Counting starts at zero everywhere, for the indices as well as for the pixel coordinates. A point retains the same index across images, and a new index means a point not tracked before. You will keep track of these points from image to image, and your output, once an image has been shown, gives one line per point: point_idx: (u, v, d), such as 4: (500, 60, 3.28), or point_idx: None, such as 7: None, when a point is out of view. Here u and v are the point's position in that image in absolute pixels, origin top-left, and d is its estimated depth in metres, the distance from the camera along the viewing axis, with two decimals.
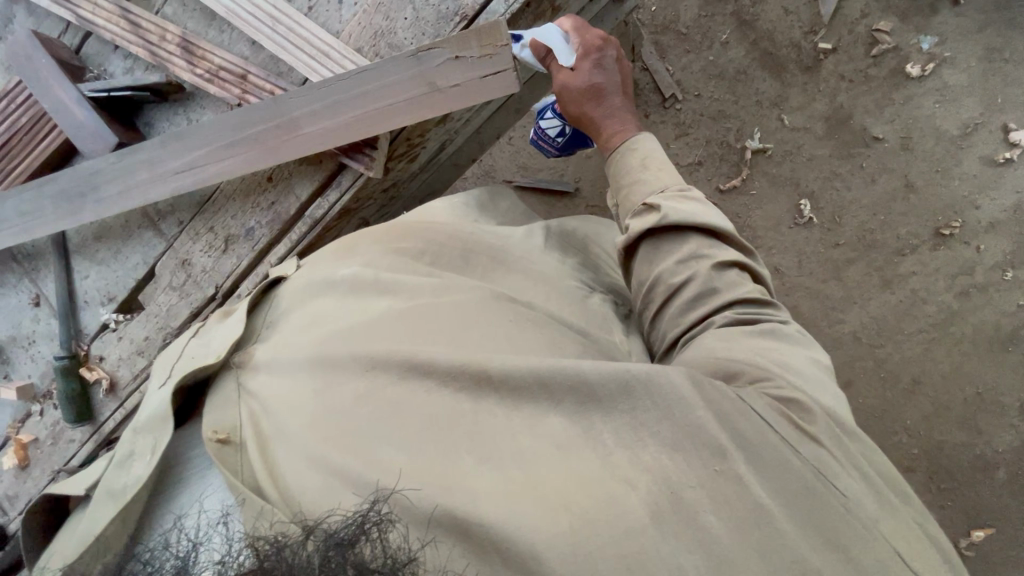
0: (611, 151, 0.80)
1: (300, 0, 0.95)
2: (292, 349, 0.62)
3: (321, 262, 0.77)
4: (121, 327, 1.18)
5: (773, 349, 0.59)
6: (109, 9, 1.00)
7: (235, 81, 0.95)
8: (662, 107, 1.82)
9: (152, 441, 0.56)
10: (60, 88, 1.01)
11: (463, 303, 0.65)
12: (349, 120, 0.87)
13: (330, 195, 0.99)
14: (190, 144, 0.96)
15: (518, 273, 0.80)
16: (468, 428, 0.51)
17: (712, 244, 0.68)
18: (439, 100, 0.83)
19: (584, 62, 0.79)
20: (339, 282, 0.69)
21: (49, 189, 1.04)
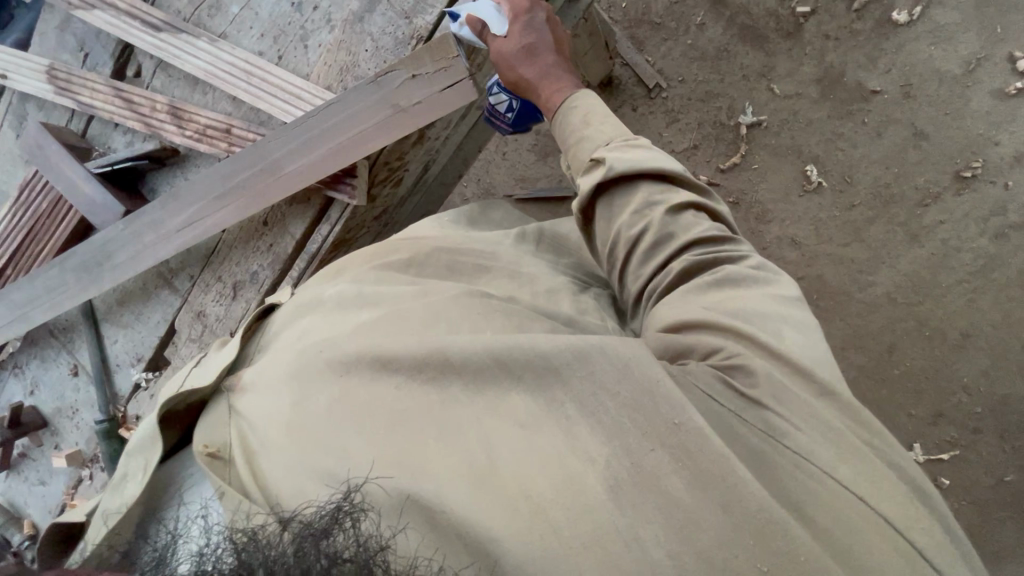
0: (553, 110, 0.81)
1: (270, 51, 1.01)
2: (277, 368, 0.67)
3: (309, 285, 0.81)
4: (152, 385, 1.25)
5: (733, 296, 0.63)
6: (105, 92, 1.09)
7: (221, 135, 1.01)
8: (648, 98, 1.82)
9: (143, 462, 0.65)
10: (70, 169, 1.10)
11: (434, 302, 0.69)
12: (322, 154, 0.92)
13: (322, 229, 1.03)
14: (185, 202, 1.02)
15: (504, 276, 0.81)
16: (437, 417, 0.55)
17: (665, 190, 0.71)
18: (408, 119, 0.87)
19: (514, 26, 0.83)
20: (324, 300, 0.74)
21: (70, 262, 1.12)
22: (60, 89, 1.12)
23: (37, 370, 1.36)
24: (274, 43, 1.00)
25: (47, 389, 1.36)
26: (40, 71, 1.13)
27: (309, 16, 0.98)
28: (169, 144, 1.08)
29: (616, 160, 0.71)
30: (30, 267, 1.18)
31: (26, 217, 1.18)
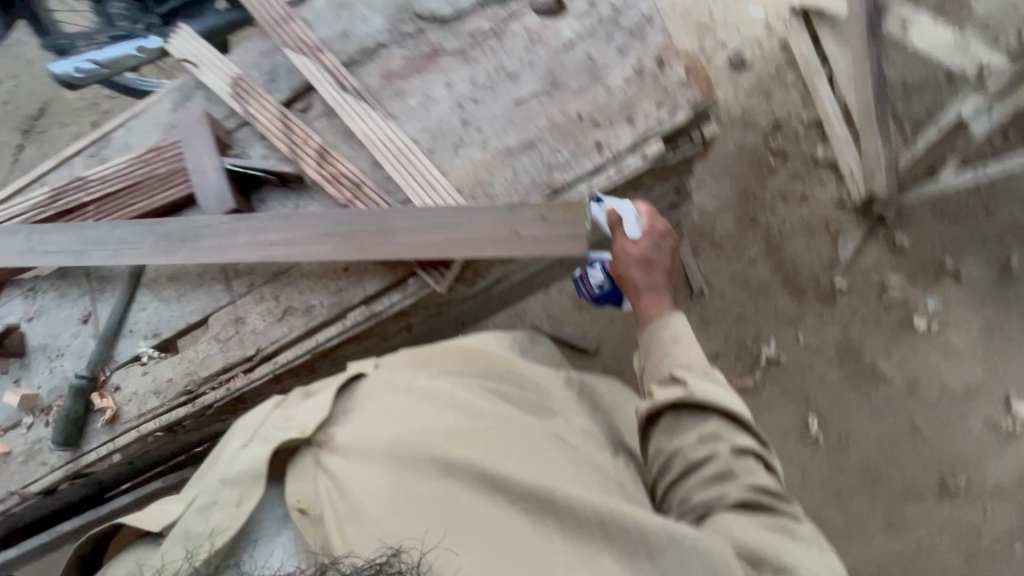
0: (646, 320, 0.95)
1: (424, 141, 1.16)
2: (372, 442, 0.79)
3: (399, 366, 0.94)
4: (151, 363, 1.24)
5: (784, 545, 0.71)
6: (274, 113, 1.25)
7: (352, 187, 1.14)
8: (689, 299, 2.00)
9: (237, 497, 0.74)
10: (207, 155, 1.21)
11: (522, 430, 0.84)
12: (434, 242, 1.01)
13: (394, 295, 1.11)
14: (292, 228, 1.11)
15: (566, 419, 0.93)
16: (518, 539, 0.71)
17: (730, 428, 0.81)
18: (520, 245, 0.98)
19: (645, 238, 0.97)
20: (418, 390, 0.88)
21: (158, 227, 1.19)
22: (236, 94, 1.29)
23: (49, 301, 1.35)
24: (430, 137, 1.15)
25: (46, 322, 1.34)
26: (228, 75, 1.31)
27: (468, 131, 1.13)
28: (301, 174, 1.20)
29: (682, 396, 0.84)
30: (125, 214, 1.29)
31: (139, 172, 1.30)
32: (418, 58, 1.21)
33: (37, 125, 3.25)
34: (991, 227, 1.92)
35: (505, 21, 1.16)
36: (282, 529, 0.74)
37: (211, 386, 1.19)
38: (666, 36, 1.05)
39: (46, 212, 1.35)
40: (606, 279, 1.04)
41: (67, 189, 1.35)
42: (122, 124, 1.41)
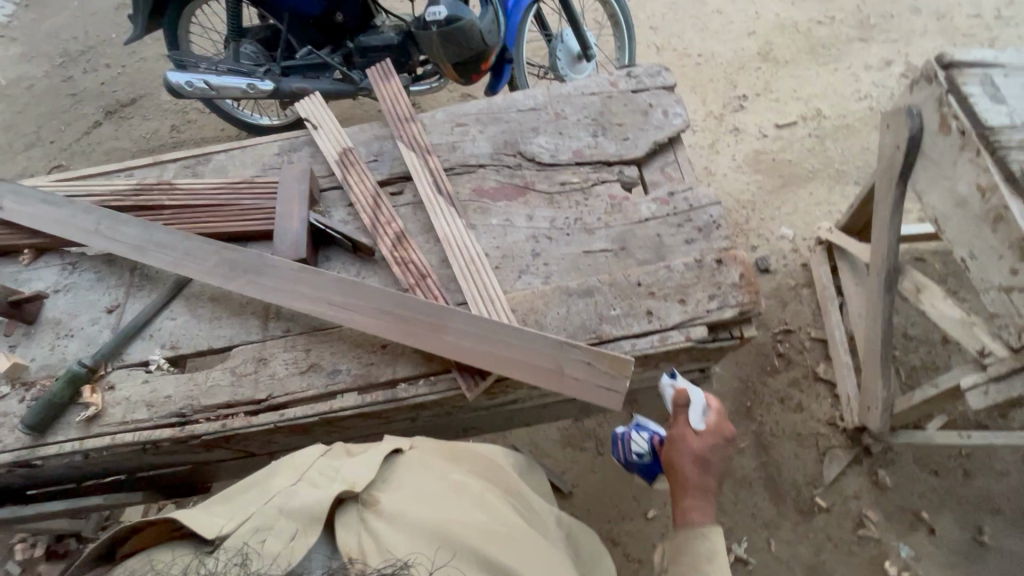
0: (681, 523, 1.03)
1: (494, 257, 1.26)
2: (410, 514, 0.95)
3: (432, 453, 1.11)
4: (155, 374, 1.22)
5: None
6: (368, 188, 1.37)
7: (417, 276, 1.22)
8: None
9: (294, 525, 0.88)
10: (295, 202, 1.30)
11: (527, 539, 0.99)
12: (482, 353, 1.05)
13: (421, 386, 1.13)
14: (350, 293, 1.13)
15: (554, 540, 1.08)
16: None
17: None
18: (562, 384, 1.01)
19: (705, 433, 1.07)
20: (450, 479, 1.05)
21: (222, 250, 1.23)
22: (341, 163, 1.42)
23: (82, 280, 1.36)
24: (501, 255, 1.26)
25: (70, 298, 1.34)
26: (339, 144, 1.45)
27: (536, 262, 1.24)
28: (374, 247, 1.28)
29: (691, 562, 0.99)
30: (197, 229, 1.36)
31: (224, 196, 1.40)
32: (509, 187, 1.36)
33: (123, 111, 3.49)
34: (966, 490, 2.00)
35: (594, 182, 1.33)
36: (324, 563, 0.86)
37: (207, 418, 1.16)
38: (728, 241, 1.20)
39: (123, 202, 1.42)
40: (648, 450, 1.14)
41: (150, 188, 1.44)
42: (224, 151, 1.54)
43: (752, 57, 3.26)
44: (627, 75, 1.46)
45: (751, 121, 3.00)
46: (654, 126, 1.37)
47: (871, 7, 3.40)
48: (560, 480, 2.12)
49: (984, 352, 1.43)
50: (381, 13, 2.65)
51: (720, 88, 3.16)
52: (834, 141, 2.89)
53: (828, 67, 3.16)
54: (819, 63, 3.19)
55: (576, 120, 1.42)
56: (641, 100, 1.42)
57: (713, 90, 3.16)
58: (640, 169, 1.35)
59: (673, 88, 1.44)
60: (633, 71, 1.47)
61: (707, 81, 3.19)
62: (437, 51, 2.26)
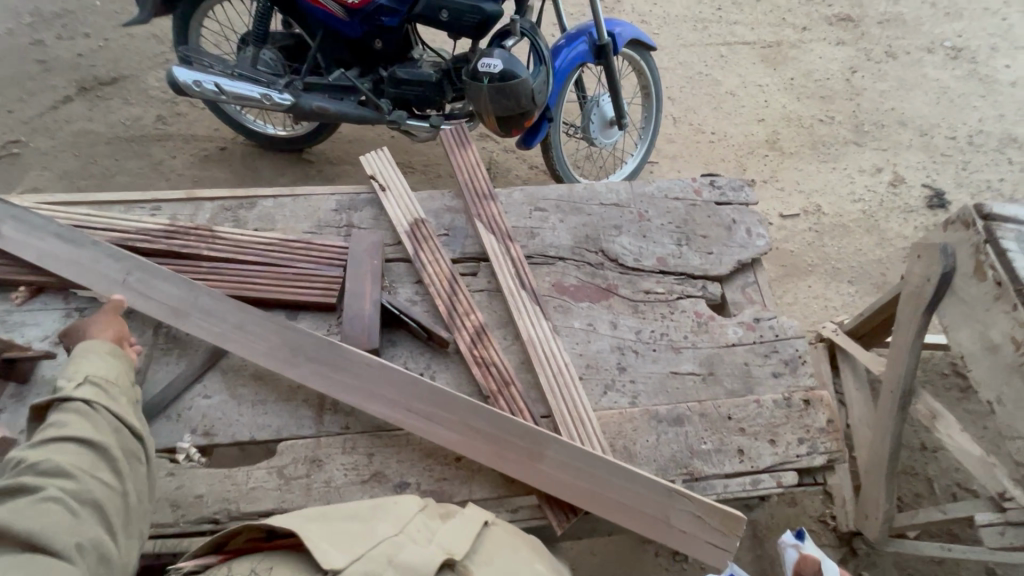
0: None
1: (578, 366, 1.19)
2: None
3: (520, 538, 0.94)
4: (182, 467, 1.04)
5: None
6: (443, 270, 1.26)
7: (499, 382, 1.13)
8: None
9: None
10: (367, 281, 1.18)
11: None
12: (584, 492, 0.98)
13: (502, 512, 1.03)
14: (439, 404, 1.03)
15: None
16: None
17: None
18: (669, 535, 0.96)
19: None
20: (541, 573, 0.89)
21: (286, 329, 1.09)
22: (413, 235, 1.31)
23: None
24: (585, 365, 1.19)
25: None
26: (410, 213, 1.34)
27: (622, 378, 1.18)
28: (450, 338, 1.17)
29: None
30: (244, 293, 1.20)
31: (276, 255, 1.25)
32: (591, 287, 1.30)
33: (101, 90, 3.13)
34: None
35: (678, 295, 1.30)
36: None
37: None
38: (814, 379, 1.20)
39: (152, 245, 1.24)
40: None
41: (187, 233, 1.27)
42: (272, 196, 1.39)
43: (761, 144, 3.42)
44: (710, 185, 1.46)
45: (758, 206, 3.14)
46: (738, 244, 1.37)
47: (866, 115, 3.69)
48: None
49: (1005, 496, 1.51)
50: (420, 45, 2.53)
51: (730, 169, 3.28)
52: (832, 238, 3.06)
53: (828, 165, 3.37)
54: (820, 160, 3.39)
55: (659, 224, 1.39)
56: (725, 214, 1.41)
57: (725, 170, 3.28)
58: (722, 286, 1.34)
59: (754, 205, 1.45)
60: (715, 181, 1.47)
61: (719, 161, 3.31)
62: (484, 102, 2.20)
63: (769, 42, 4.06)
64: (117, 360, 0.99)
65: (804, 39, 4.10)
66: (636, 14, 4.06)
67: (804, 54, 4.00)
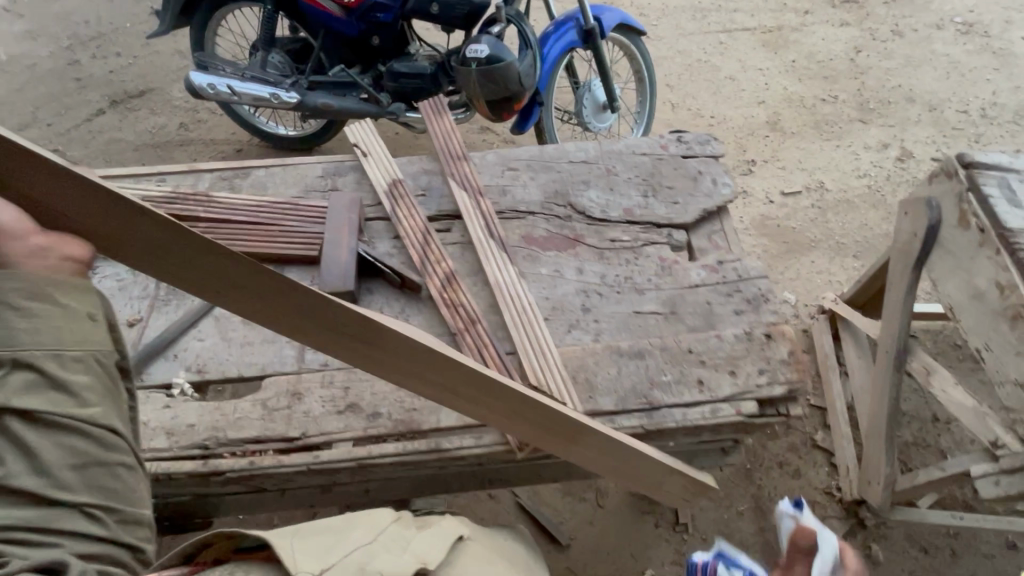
0: None
1: (543, 308, 1.25)
2: None
3: (483, 550, 1.05)
4: (178, 400, 1.13)
5: None
6: (417, 223, 1.35)
7: (465, 320, 1.20)
8: (673, 527, 2.07)
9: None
10: (345, 233, 1.28)
11: None
12: (594, 462, 1.08)
13: (467, 438, 1.09)
14: (451, 372, 0.92)
15: None
16: None
17: None
18: (625, 479, 1.12)
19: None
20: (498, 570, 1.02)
21: (285, 285, 0.81)
22: (391, 194, 1.40)
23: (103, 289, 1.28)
24: (551, 307, 1.25)
25: None
26: (388, 175, 1.44)
27: (587, 317, 1.23)
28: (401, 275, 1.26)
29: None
30: (236, 248, 1.31)
31: (266, 214, 1.36)
32: (559, 237, 1.36)
33: (130, 103, 3.38)
34: (956, 571, 2.03)
35: (643, 242, 1.35)
36: None
37: (232, 453, 1.08)
38: (777, 315, 1.22)
39: (155, 209, 1.36)
40: None
41: (185, 198, 1.38)
42: (264, 167, 1.51)
43: (761, 125, 3.42)
44: (677, 140, 1.51)
45: (759, 185, 3.13)
46: (703, 193, 1.41)
47: (871, 93, 3.64)
48: (557, 530, 2.06)
49: (997, 444, 1.48)
50: (416, 40, 2.67)
51: (730, 151, 3.29)
52: (836, 214, 3.02)
53: (832, 142, 3.34)
54: (824, 138, 3.37)
55: (627, 178, 1.45)
56: (691, 167, 1.46)
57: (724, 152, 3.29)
58: (688, 233, 1.38)
59: (721, 158, 1.49)
60: (682, 138, 1.52)
61: None
62: (474, 87, 2.30)
63: (769, 27, 4.05)
64: (62, 299, 0.81)
65: (806, 23, 4.07)
66: (634, 8, 4.13)
67: (806, 36, 3.98)
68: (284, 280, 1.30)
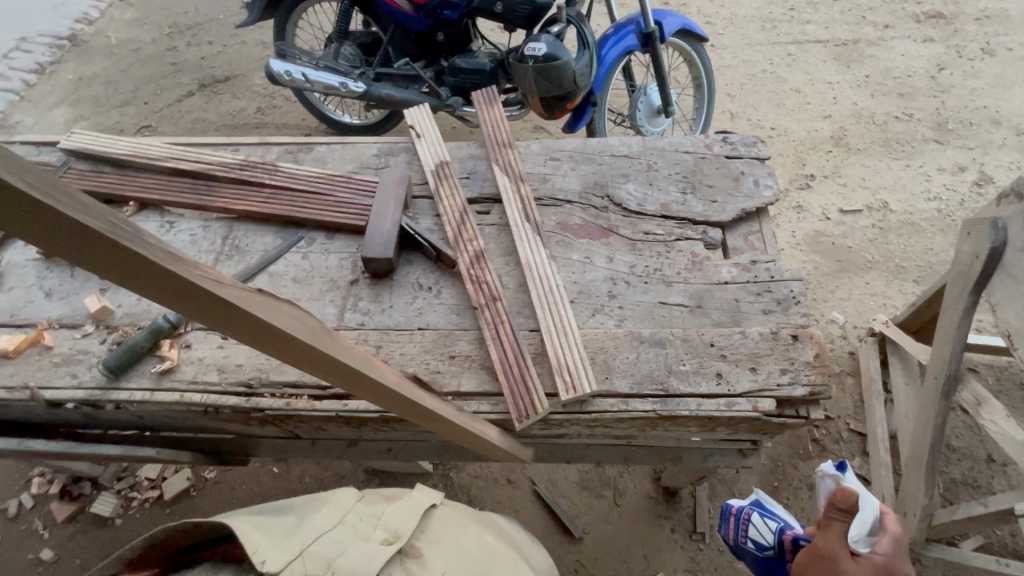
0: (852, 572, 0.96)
1: (570, 291, 1.29)
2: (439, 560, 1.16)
3: (443, 515, 1.28)
4: (230, 342, 1.26)
5: None
6: (457, 202, 1.42)
7: (492, 294, 1.26)
8: (688, 535, 2.04)
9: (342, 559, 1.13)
10: (391, 206, 1.37)
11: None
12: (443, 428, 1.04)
13: (484, 404, 1.15)
14: (320, 363, 0.76)
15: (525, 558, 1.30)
16: None
17: None
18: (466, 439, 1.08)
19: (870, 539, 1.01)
20: (455, 521, 1.29)
21: (161, 276, 0.56)
22: (437, 173, 1.49)
23: (178, 241, 1.44)
24: (577, 291, 1.29)
25: None
26: (436, 156, 1.52)
27: (612, 303, 1.27)
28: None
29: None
30: (293, 213, 1.43)
31: (322, 185, 1.48)
32: (593, 226, 1.40)
33: (216, 87, 3.69)
34: None
35: (677, 237, 1.36)
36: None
37: (272, 393, 1.18)
38: (806, 318, 1.21)
39: (226, 173, 1.51)
40: (768, 543, 1.25)
41: (254, 165, 1.52)
42: (326, 143, 1.63)
43: (825, 140, 3.29)
44: (722, 141, 1.50)
45: (816, 201, 3.02)
46: (743, 194, 1.40)
47: (951, 113, 3.42)
48: (571, 523, 2.06)
49: None
50: (479, 38, 2.77)
51: (789, 164, 3.19)
52: (898, 237, 2.87)
53: (901, 162, 3.17)
54: (893, 157, 3.20)
55: (667, 174, 1.46)
56: (734, 167, 1.45)
57: (782, 165, 3.19)
58: (723, 232, 1.38)
59: (766, 160, 1.48)
60: (728, 138, 1.51)
61: (777, 156, 3.23)
62: (529, 84, 2.36)
63: (844, 40, 3.88)
64: None
65: (886, 37, 3.87)
66: (701, 16, 4.08)
67: (884, 51, 3.79)
68: (334, 246, 1.42)
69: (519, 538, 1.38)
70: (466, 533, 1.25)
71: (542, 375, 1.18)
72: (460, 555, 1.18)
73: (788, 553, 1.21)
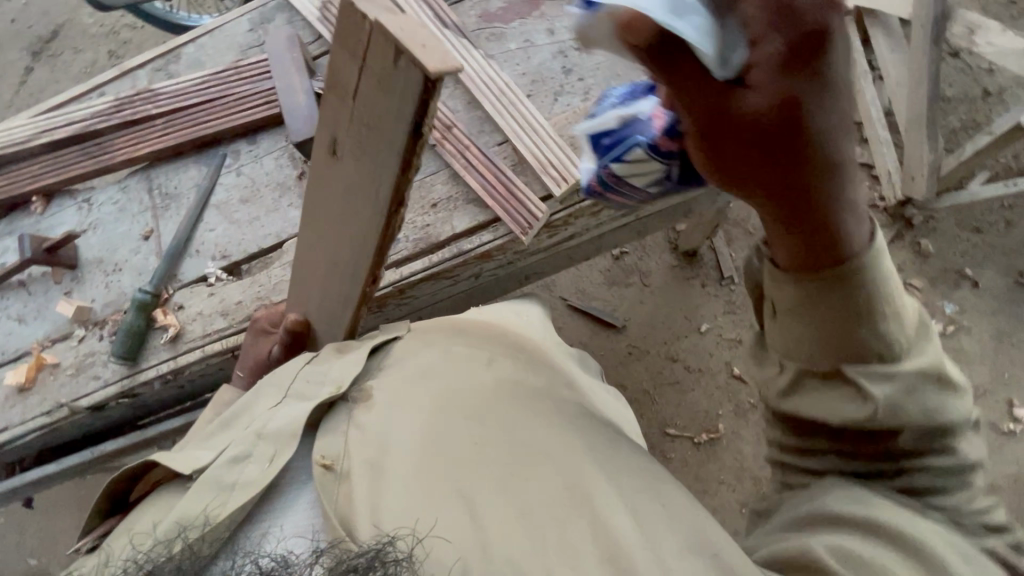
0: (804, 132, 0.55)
1: (523, 85, 1.18)
2: (399, 392, 0.80)
3: (414, 342, 0.91)
4: (218, 285, 1.21)
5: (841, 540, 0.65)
6: None
7: (441, 126, 1.15)
8: (718, 283, 2.17)
9: (270, 450, 0.71)
10: (297, 79, 1.23)
11: (499, 384, 0.83)
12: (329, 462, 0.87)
13: (484, 236, 1.11)
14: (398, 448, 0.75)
15: (533, 360, 0.94)
16: (556, 509, 0.68)
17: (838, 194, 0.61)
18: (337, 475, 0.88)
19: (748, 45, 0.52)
20: (428, 340, 0.91)
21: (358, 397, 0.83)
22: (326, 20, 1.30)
23: (107, 215, 1.29)
24: (530, 82, 1.18)
25: (103, 236, 1.28)
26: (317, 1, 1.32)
27: (570, 79, 1.17)
28: (390, 41, 0.60)
29: (861, 370, 0.67)
30: (201, 132, 1.28)
31: (213, 89, 1.30)
32: (518, 5, 1.22)
33: (49, 48, 3.06)
34: (1009, 241, 2.03)
35: None
36: (303, 488, 0.68)
37: None
38: None
39: (107, 120, 1.31)
40: (668, 171, 0.79)
41: (132, 100, 1.31)
42: (192, 41, 1.39)
43: None
44: None
45: None
46: None
47: None
48: (611, 317, 2.15)
49: None
50: None
51: None
52: None
53: None
54: None
55: None
56: None
57: None
58: None
59: None
60: None
61: None
62: None
63: None
64: None
65: None
66: None
67: None
68: (262, 149, 1.29)
69: (519, 334, 1.00)
70: (434, 349, 0.89)
71: (530, 182, 1.11)
72: (425, 377, 0.82)
73: (677, 161, 0.77)
